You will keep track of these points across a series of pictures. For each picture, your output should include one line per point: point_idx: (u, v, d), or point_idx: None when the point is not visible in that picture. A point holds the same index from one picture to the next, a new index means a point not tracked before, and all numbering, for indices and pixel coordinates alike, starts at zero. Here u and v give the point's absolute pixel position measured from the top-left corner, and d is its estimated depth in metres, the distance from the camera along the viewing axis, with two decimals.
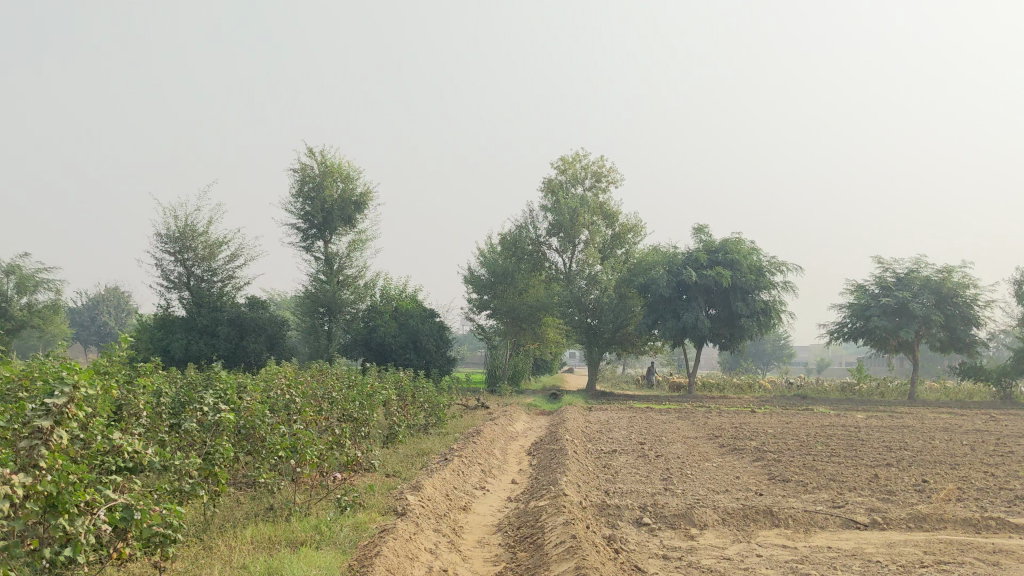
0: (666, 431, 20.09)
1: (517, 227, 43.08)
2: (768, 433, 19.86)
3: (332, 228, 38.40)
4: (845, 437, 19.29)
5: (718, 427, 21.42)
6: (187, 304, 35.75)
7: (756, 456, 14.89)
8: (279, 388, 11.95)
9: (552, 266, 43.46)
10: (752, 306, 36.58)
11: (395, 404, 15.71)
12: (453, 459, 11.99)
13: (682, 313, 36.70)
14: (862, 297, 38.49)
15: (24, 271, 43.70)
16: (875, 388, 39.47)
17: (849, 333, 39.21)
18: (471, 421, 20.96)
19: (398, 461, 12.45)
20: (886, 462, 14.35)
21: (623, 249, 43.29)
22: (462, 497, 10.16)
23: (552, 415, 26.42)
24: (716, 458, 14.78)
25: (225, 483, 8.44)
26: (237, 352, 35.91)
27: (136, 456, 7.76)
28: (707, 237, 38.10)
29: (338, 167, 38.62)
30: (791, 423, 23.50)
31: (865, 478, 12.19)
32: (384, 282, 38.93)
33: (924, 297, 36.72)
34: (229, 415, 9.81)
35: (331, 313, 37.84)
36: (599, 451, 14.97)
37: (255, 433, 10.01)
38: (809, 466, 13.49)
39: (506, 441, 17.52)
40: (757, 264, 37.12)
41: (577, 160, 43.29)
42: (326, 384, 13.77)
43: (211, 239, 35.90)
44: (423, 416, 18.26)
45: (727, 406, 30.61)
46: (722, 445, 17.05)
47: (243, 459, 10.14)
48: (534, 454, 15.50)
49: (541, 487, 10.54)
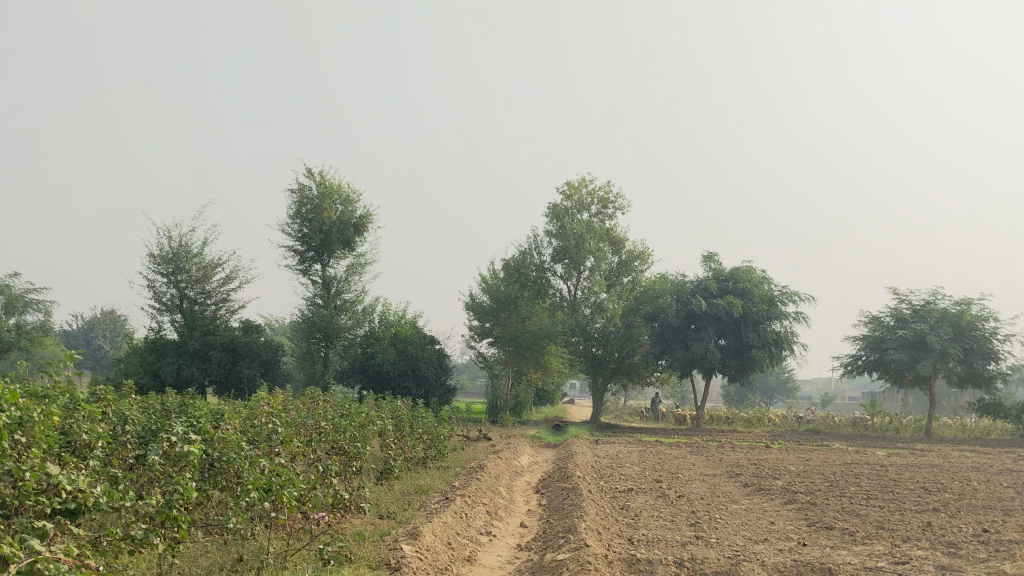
0: (682, 468, 18.74)
1: (521, 253, 42.35)
2: (791, 471, 18.52)
3: (330, 251, 37.19)
4: (875, 477, 17.91)
5: (736, 464, 20.05)
6: (179, 328, 34.50)
7: (788, 498, 13.53)
8: (264, 418, 10.71)
9: (555, 292, 42.24)
10: (764, 337, 35.17)
11: (391, 436, 14.39)
12: (456, 500, 10.68)
13: (691, 343, 35.37)
14: (878, 330, 37.14)
15: (12, 292, 42.54)
16: (889, 423, 38.08)
17: (863, 366, 37.86)
18: (473, 454, 19.57)
19: (394, 501, 11.11)
20: (932, 506, 12.97)
21: (630, 277, 42.08)
22: (466, 545, 8.88)
23: (557, 448, 25.06)
24: (743, 499, 13.43)
25: (186, 530, 7.15)
26: (229, 377, 34.63)
27: (76, 496, 6.54)
28: (716, 266, 36.83)
29: (337, 189, 37.54)
30: (812, 460, 22.12)
31: (916, 526, 10.84)
32: (384, 307, 37.67)
33: (942, 330, 35.28)
34: (200, 446, 8.61)
35: (329, 337, 36.73)
36: (613, 491, 13.60)
37: (230, 466, 8.79)
38: (850, 511, 12.14)
39: (511, 477, 16.23)
40: (769, 293, 35.82)
41: (583, 185, 42.17)
42: (315, 413, 12.44)
43: (205, 260, 34.72)
44: (422, 448, 16.91)
45: (741, 441, 29.18)
46: (747, 484, 15.67)
47: (215, 497, 8.86)
48: (542, 492, 14.11)
49: (556, 534, 9.28)
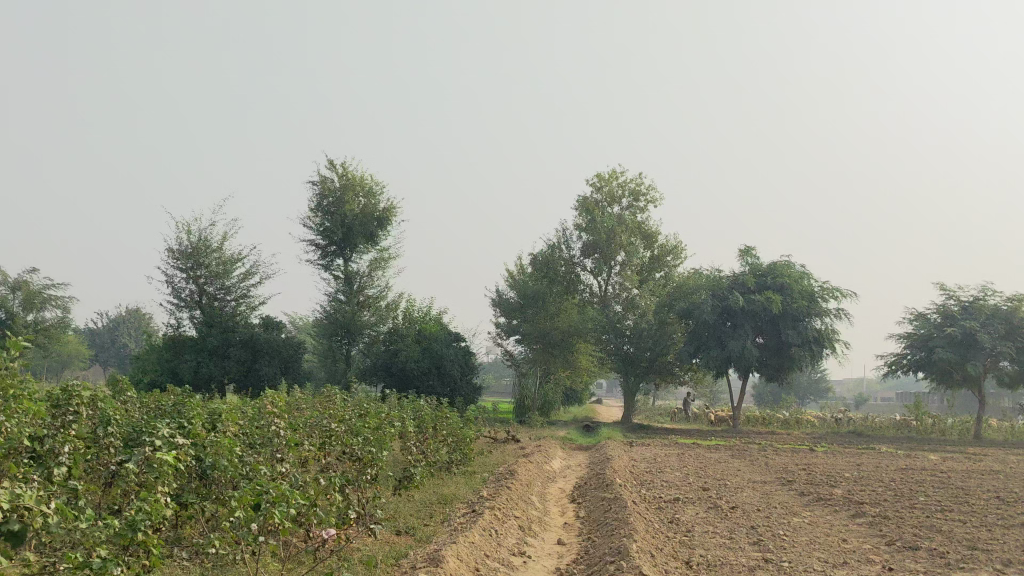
0: (727, 474, 17.34)
1: (549, 246, 41.16)
2: (847, 478, 17.11)
3: (352, 246, 36.00)
4: (941, 485, 16.33)
5: (785, 469, 18.60)
6: (198, 324, 33.39)
7: (852, 510, 12.11)
8: (266, 419, 9.44)
9: (586, 288, 41.06)
10: (805, 335, 33.56)
11: (413, 439, 13.07)
12: (485, 513, 9.41)
13: (727, 341, 33.93)
14: (924, 327, 35.48)
15: (32, 288, 41.70)
16: (934, 425, 36.36)
17: (908, 365, 36.19)
18: (501, 458, 18.23)
19: (414, 515, 9.89)
20: (1021, 522, 11.48)
21: (663, 273, 40.67)
22: (497, 569, 7.61)
23: (590, 451, 23.75)
24: (804, 511, 12.01)
25: (156, 555, 5.94)
26: (249, 375, 33.53)
27: (18, 514, 5.36)
28: (754, 260, 35.32)
29: (360, 182, 36.29)
30: (864, 465, 20.55)
31: (1015, 547, 9.43)
32: (409, 303, 36.52)
33: (993, 327, 33.55)
34: (188, 453, 7.41)
35: (351, 335, 35.62)
36: (659, 501, 12.23)
37: (223, 476, 7.55)
38: (929, 526, 10.73)
39: (543, 483, 14.91)
40: (810, 289, 34.23)
41: (614, 178, 40.75)
42: (328, 414, 11.10)
43: (225, 255, 33.64)
44: (446, 453, 15.60)
45: (783, 443, 27.71)
46: (802, 492, 14.18)
47: (204, 513, 7.65)
48: (579, 503, 12.78)
49: (604, 557, 7.98)
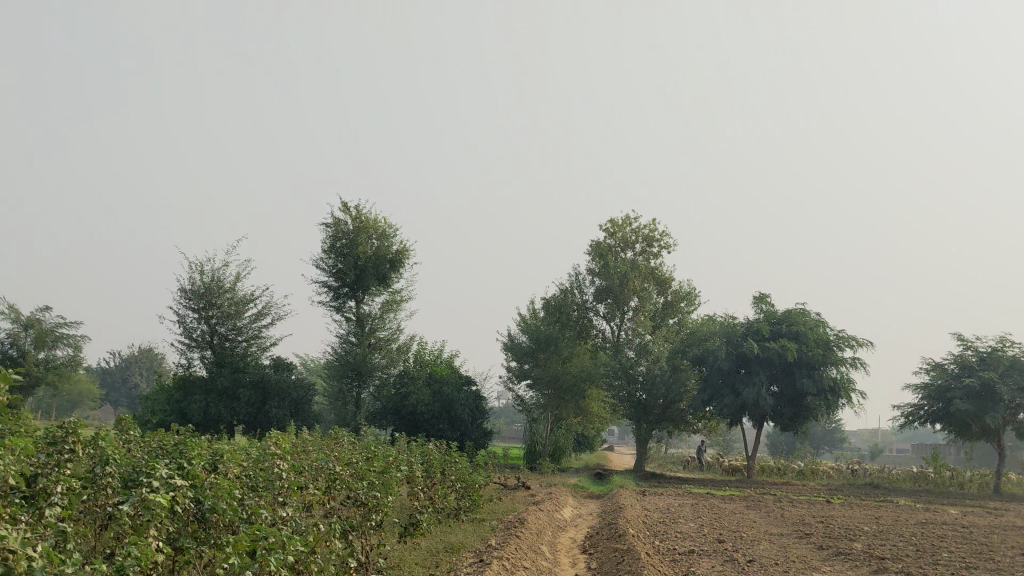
0: (743, 525, 16.90)
1: (561, 291, 41.01)
2: (867, 532, 16.64)
3: (364, 287, 35.87)
4: (964, 541, 15.85)
5: (801, 521, 18.14)
6: (209, 364, 33.20)
7: (874, 566, 11.70)
8: (269, 460, 9.17)
9: (598, 333, 40.79)
10: (820, 383, 33.10)
11: (420, 485, 12.74)
12: (493, 563, 9.08)
13: (742, 389, 33.53)
14: (941, 378, 34.97)
15: (43, 326, 41.66)
16: (952, 478, 35.70)
17: (926, 416, 35.63)
18: (510, 506, 17.85)
19: (419, 564, 9.57)
20: None
21: (676, 319, 40.38)
22: None
23: (602, 500, 23.31)
24: (823, 566, 11.61)
25: None
26: (259, 417, 33.26)
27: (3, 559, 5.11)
28: (768, 307, 35.01)
29: (373, 224, 36.25)
30: (883, 518, 20.06)
31: None
32: (420, 346, 36.26)
33: (1012, 379, 33.03)
34: (185, 495, 7.15)
35: (361, 377, 35.52)
36: (673, 553, 11.87)
37: (221, 520, 7.28)
38: None
39: (553, 533, 14.53)
40: (825, 336, 33.83)
41: (628, 224, 40.59)
42: (333, 456, 10.83)
43: (237, 295, 33.52)
44: (453, 499, 15.24)
45: (799, 495, 27.19)
46: (820, 546, 13.76)
47: (200, 557, 7.37)
48: (590, 553, 12.41)
49: None
